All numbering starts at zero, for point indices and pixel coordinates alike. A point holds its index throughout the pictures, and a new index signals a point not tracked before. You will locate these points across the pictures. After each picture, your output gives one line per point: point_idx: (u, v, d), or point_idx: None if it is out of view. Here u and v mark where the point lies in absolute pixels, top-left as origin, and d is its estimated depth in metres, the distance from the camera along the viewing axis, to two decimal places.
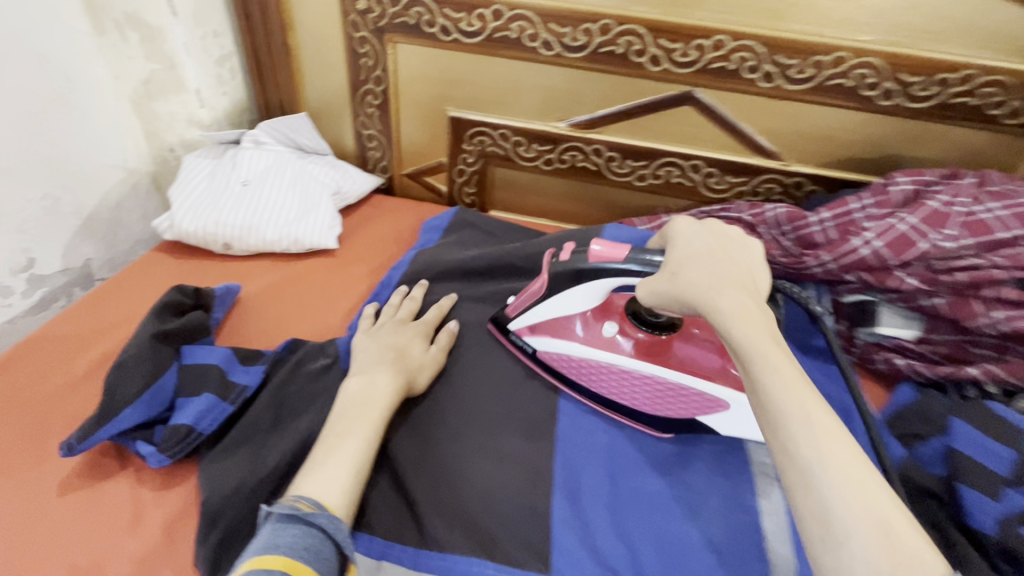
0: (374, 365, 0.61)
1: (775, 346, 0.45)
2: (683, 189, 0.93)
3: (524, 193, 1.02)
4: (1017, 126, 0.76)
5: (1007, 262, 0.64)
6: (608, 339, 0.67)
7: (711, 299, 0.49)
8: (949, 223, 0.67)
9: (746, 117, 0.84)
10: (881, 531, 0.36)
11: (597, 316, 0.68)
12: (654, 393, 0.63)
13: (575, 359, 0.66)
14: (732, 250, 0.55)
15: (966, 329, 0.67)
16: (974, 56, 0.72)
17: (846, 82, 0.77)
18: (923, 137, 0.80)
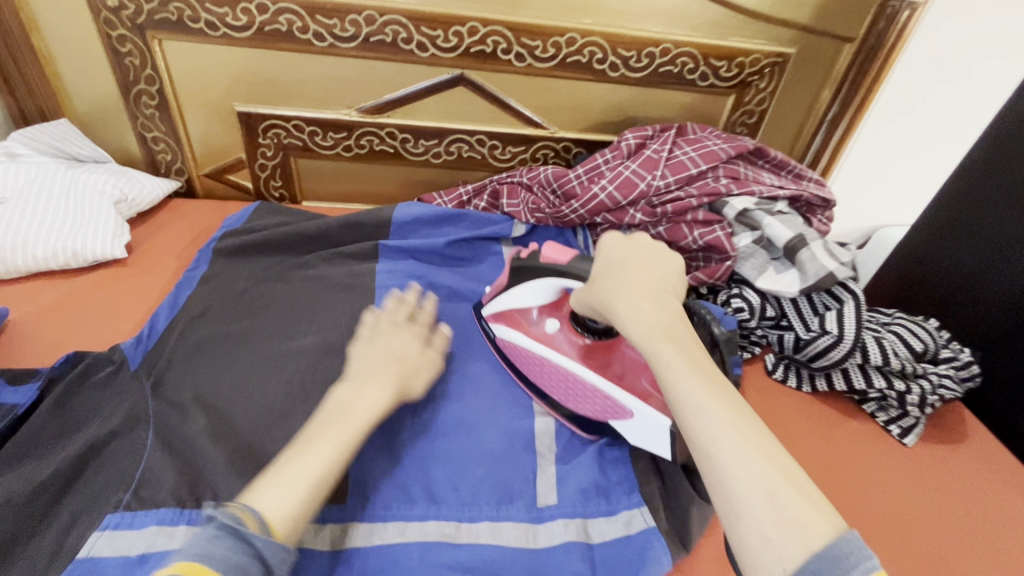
0: (368, 372, 0.62)
1: (669, 335, 0.50)
2: (475, 163, 1.05)
3: (333, 181, 1.06)
4: (709, 87, 0.97)
5: (698, 192, 0.84)
6: (546, 335, 0.70)
7: (624, 302, 0.54)
8: (659, 166, 0.85)
9: (511, 93, 0.96)
10: (770, 499, 0.39)
11: (545, 312, 0.71)
12: (565, 389, 0.68)
13: (522, 349, 0.71)
14: (653, 258, 0.60)
15: (683, 248, 0.85)
16: (668, 33, 0.91)
17: (582, 58, 0.92)
18: (649, 100, 0.99)
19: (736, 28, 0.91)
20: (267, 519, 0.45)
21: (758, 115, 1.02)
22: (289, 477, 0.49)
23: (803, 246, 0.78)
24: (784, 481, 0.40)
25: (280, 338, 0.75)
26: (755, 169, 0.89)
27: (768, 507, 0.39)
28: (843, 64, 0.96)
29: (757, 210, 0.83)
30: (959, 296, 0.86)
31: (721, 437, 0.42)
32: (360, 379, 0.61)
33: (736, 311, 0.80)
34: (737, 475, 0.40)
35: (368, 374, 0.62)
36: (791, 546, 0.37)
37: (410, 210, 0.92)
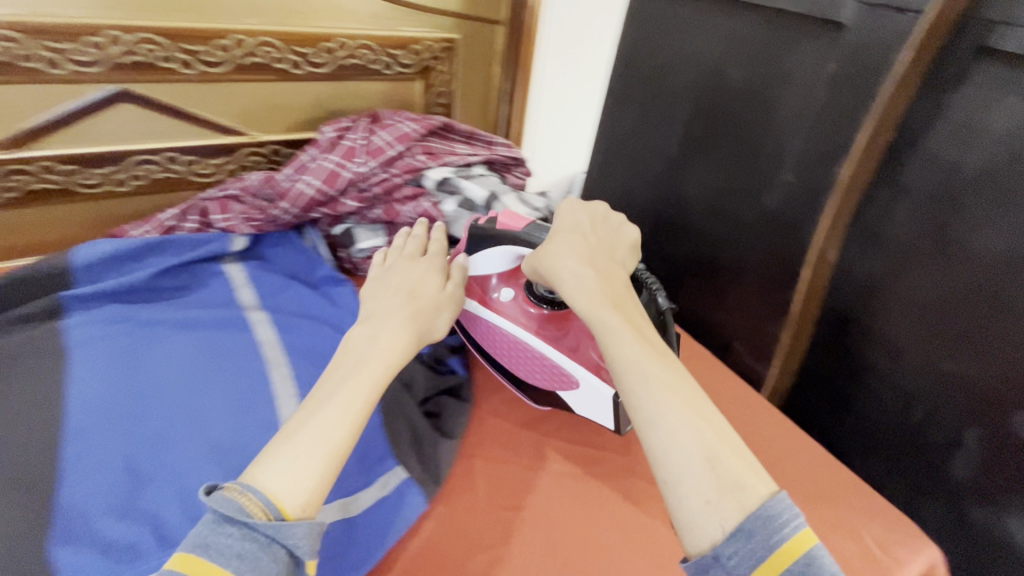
0: (379, 315, 0.76)
1: (617, 303, 0.70)
2: (178, 181, 1.25)
3: (63, 222, 1.19)
4: (393, 75, 1.36)
5: (400, 170, 1.19)
6: (505, 304, 0.91)
7: (576, 276, 0.72)
8: (359, 154, 1.17)
9: (183, 101, 1.17)
10: (709, 461, 0.54)
11: (504, 279, 0.93)
12: (511, 346, 0.89)
13: (483, 319, 0.91)
14: (575, 229, 0.80)
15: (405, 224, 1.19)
16: (342, 29, 1.24)
17: (253, 59, 1.18)
18: (341, 90, 1.32)
19: (400, 19, 1.30)
20: (268, 501, 0.55)
21: (446, 97, 1.46)
22: (285, 455, 0.58)
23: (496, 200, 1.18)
24: (715, 442, 0.56)
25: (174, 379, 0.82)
26: (441, 140, 1.30)
27: (708, 467, 0.54)
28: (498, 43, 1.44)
29: (456, 178, 1.20)
30: (619, 215, 1.28)
31: (662, 407, 0.58)
32: (362, 368, 0.68)
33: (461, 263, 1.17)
34: (678, 435, 0.56)
35: (403, 324, 0.76)
36: (729, 511, 0.52)
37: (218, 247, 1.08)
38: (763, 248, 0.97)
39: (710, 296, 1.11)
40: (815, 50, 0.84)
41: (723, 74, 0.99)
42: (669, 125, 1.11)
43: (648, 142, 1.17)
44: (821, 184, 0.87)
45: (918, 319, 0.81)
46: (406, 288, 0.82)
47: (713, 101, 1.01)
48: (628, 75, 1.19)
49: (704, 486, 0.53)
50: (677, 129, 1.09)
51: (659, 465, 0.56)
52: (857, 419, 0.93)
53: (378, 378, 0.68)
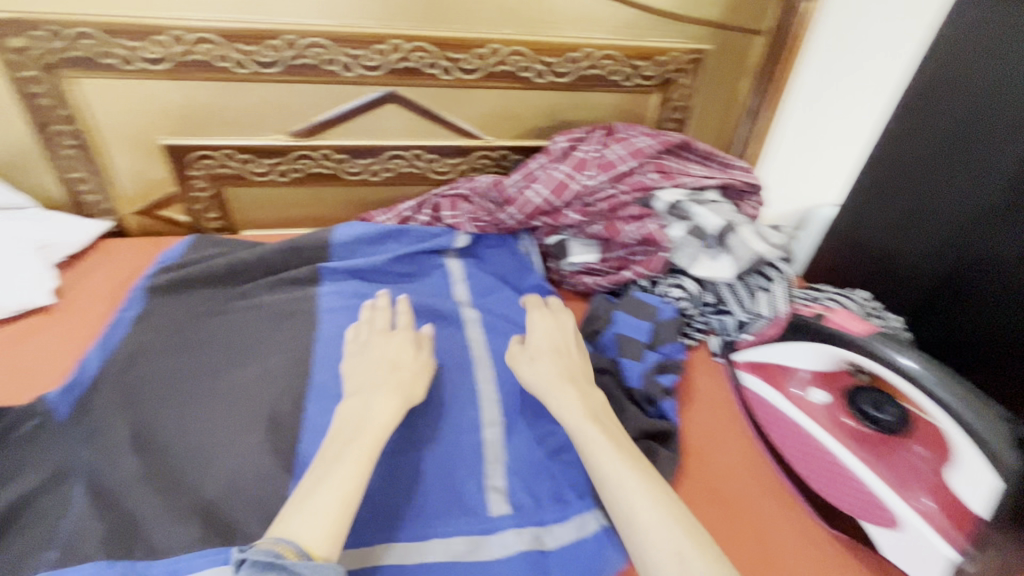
0: (372, 385, 0.65)
1: (593, 417, 0.62)
2: None
3: None
4: (633, 86, 1.00)
5: (628, 188, 0.85)
6: (806, 400, 0.71)
7: (555, 394, 0.65)
8: (586, 166, 0.86)
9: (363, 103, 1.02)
10: (679, 562, 0.49)
11: (816, 381, 0.72)
12: (821, 464, 0.66)
13: (769, 407, 0.73)
14: (561, 353, 0.71)
15: (622, 243, 0.87)
16: (585, 37, 0.93)
17: (504, 67, 0.94)
18: (573, 106, 1.01)
19: (651, 28, 0.94)
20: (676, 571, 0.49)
21: (684, 111, 1.05)
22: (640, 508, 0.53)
23: (730, 231, 0.82)
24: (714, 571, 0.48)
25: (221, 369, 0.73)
26: (685, 162, 0.90)
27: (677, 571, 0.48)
28: (756, 57, 1.00)
29: (687, 201, 0.85)
30: (896, 270, 1.00)
31: (639, 509, 0.53)
32: (553, 391, 0.66)
33: (676, 300, 0.83)
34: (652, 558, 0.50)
35: (555, 383, 0.66)
36: None
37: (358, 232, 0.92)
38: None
39: (1004, 396, 0.86)
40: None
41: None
42: (982, 171, 0.85)
43: (958, 188, 0.89)
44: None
45: None
46: (385, 377, 0.66)
47: None
48: (940, 96, 0.88)
49: None
50: (991, 180, 0.84)
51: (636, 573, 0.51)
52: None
53: (374, 441, 0.58)
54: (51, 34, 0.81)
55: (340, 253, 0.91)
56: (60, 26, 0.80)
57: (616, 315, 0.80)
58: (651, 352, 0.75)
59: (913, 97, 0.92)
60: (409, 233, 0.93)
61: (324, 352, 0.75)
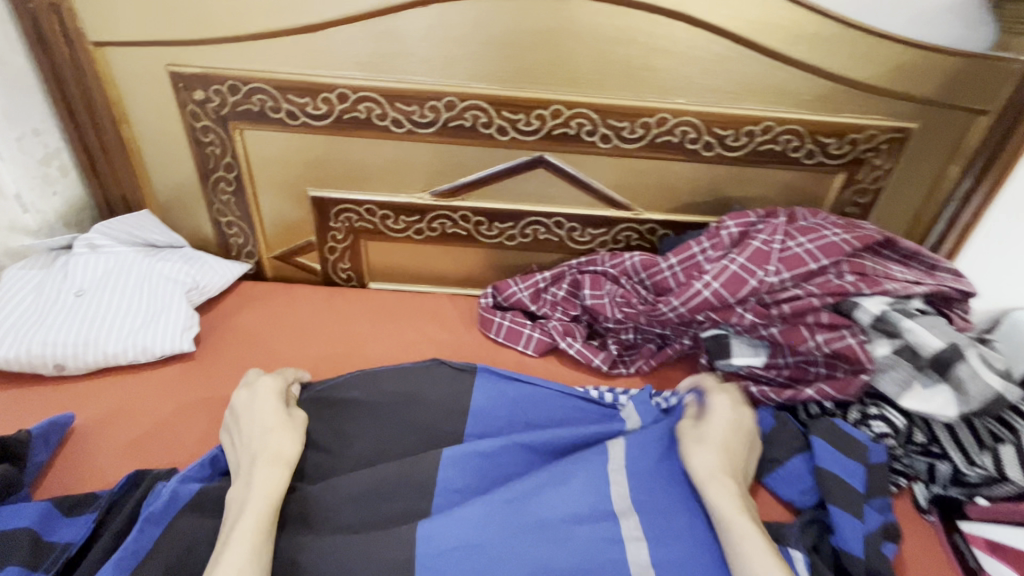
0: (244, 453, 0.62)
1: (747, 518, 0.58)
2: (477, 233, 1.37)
3: None
4: (816, 165, 0.87)
5: (819, 290, 0.72)
6: None
7: (714, 486, 0.60)
8: (770, 259, 0.74)
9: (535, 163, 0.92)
10: None
11: None
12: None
13: None
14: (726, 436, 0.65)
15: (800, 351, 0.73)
16: (769, 110, 0.83)
17: (672, 139, 0.86)
18: (743, 182, 0.90)
19: (848, 102, 0.82)
20: None
21: (873, 194, 0.90)
22: None
23: (959, 359, 0.66)
24: None
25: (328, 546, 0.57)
26: (884, 262, 0.76)
27: None
28: (973, 140, 0.85)
29: (893, 312, 0.70)
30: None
31: None
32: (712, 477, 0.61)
33: (880, 436, 0.67)
34: None
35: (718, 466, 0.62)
36: None
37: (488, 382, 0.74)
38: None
39: None
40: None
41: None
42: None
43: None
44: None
45: None
46: (269, 440, 0.62)
47: None
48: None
49: None
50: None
51: None
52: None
53: (264, 515, 0.55)
54: (229, 89, 0.84)
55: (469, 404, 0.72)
56: (240, 82, 0.83)
57: (817, 443, 0.65)
58: (871, 511, 0.61)
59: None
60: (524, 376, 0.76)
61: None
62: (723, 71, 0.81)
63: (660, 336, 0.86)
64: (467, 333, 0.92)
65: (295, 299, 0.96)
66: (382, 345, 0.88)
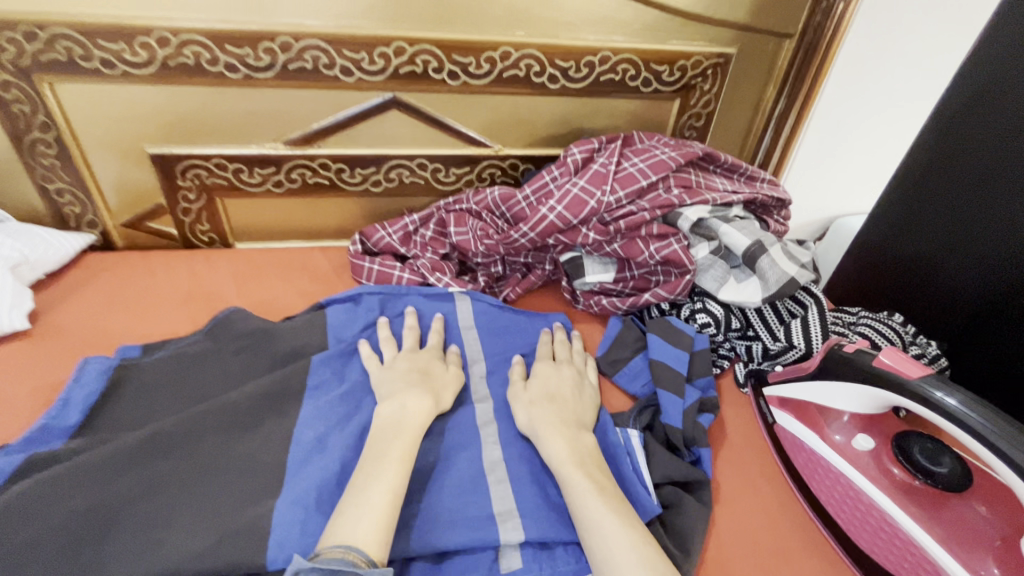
0: (404, 389, 0.65)
1: (580, 463, 0.59)
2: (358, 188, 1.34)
3: None
4: (653, 92, 0.94)
5: (650, 205, 0.79)
6: (851, 449, 0.61)
7: (546, 434, 0.61)
8: (607, 180, 0.79)
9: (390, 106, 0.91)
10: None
11: (856, 420, 0.62)
12: (884, 538, 0.55)
13: (809, 452, 0.62)
14: (558, 387, 0.68)
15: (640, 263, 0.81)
16: (605, 40, 0.87)
17: (518, 72, 0.88)
18: (591, 112, 0.95)
19: (674, 30, 0.88)
20: None
21: (706, 117, 0.99)
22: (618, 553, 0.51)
23: (762, 253, 0.76)
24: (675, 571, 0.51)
25: (190, 491, 0.56)
26: (707, 176, 0.85)
27: None
28: (784, 61, 0.95)
29: (712, 219, 0.79)
30: (946, 304, 0.83)
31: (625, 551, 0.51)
32: (546, 428, 0.62)
33: (704, 327, 0.76)
34: None
35: (549, 416, 0.63)
36: None
37: (344, 317, 0.78)
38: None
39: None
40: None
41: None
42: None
43: (1010, 209, 0.73)
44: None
45: None
46: (410, 413, 0.62)
47: None
48: (991, 110, 0.72)
49: None
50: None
51: None
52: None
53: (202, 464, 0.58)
54: (24, 35, 0.75)
55: (332, 339, 0.75)
56: (36, 27, 0.74)
57: (651, 339, 0.73)
58: (690, 389, 0.71)
59: (949, 101, 0.77)
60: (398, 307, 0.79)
61: (297, 489, 0.57)
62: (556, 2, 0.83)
63: (526, 264, 0.90)
64: (340, 282, 0.93)
65: (151, 264, 0.91)
66: (249, 302, 0.87)
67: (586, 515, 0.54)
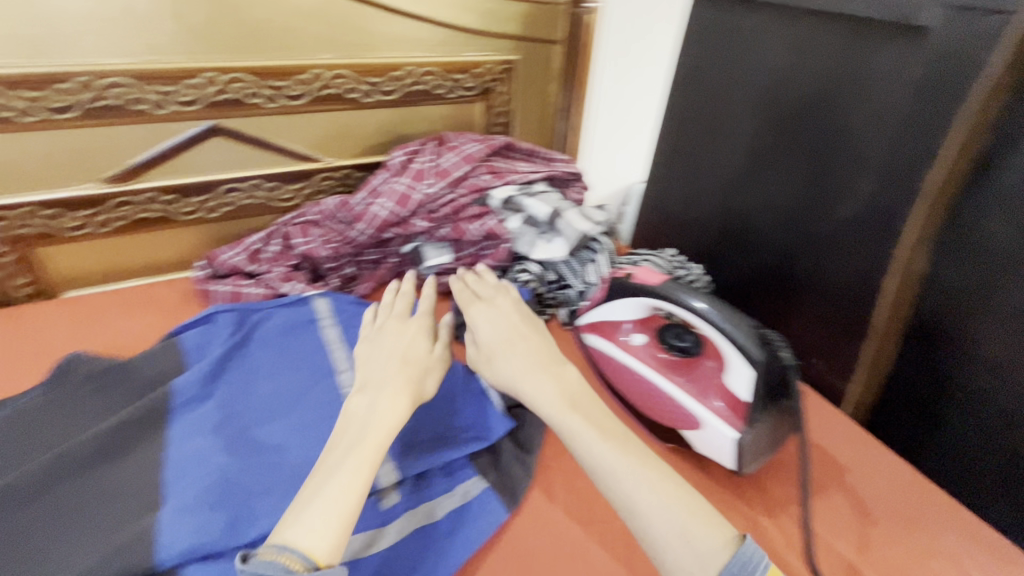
0: (380, 379, 0.62)
1: (573, 403, 0.59)
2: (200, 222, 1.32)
3: None
4: (457, 97, 1.09)
5: (465, 191, 0.93)
6: (633, 346, 0.79)
7: (523, 377, 0.64)
8: (426, 176, 0.93)
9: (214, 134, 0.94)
10: (684, 534, 0.47)
11: (634, 324, 0.81)
12: (658, 403, 0.74)
13: (607, 357, 0.81)
14: (517, 332, 0.70)
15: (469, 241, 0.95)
16: (406, 57, 1.00)
17: (332, 91, 0.97)
18: (409, 119, 1.08)
19: (463, 44, 1.04)
20: (696, 532, 0.47)
21: (506, 114, 1.17)
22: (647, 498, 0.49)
23: (558, 216, 0.94)
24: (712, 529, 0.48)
25: (58, 520, 0.57)
26: (511, 161, 1.02)
27: (686, 544, 0.47)
28: (557, 62, 1.15)
29: (517, 195, 0.95)
30: (680, 233, 0.99)
31: (653, 491, 0.50)
32: (530, 370, 0.64)
33: (526, 282, 0.92)
34: (660, 524, 0.48)
35: (518, 360, 0.65)
36: (701, 544, 0.47)
37: (202, 336, 0.81)
38: (850, 268, 0.75)
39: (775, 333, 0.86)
40: (893, 60, 0.66)
41: (789, 85, 0.78)
42: (733, 134, 0.86)
43: (728, 147, 0.87)
44: (892, 203, 0.69)
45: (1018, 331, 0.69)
46: (394, 372, 0.64)
47: (782, 113, 0.79)
48: (696, 83, 0.90)
49: (678, 552, 0.46)
50: (741, 139, 0.85)
51: (644, 529, 0.49)
52: (952, 432, 0.79)
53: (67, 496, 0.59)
54: None
55: (193, 359, 0.78)
56: None
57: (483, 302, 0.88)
58: None
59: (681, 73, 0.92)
60: (257, 318, 0.84)
61: (174, 500, 0.59)
62: (353, 28, 0.95)
63: (374, 260, 0.99)
64: (191, 310, 0.94)
65: None
66: (92, 344, 0.85)
67: (610, 464, 0.52)
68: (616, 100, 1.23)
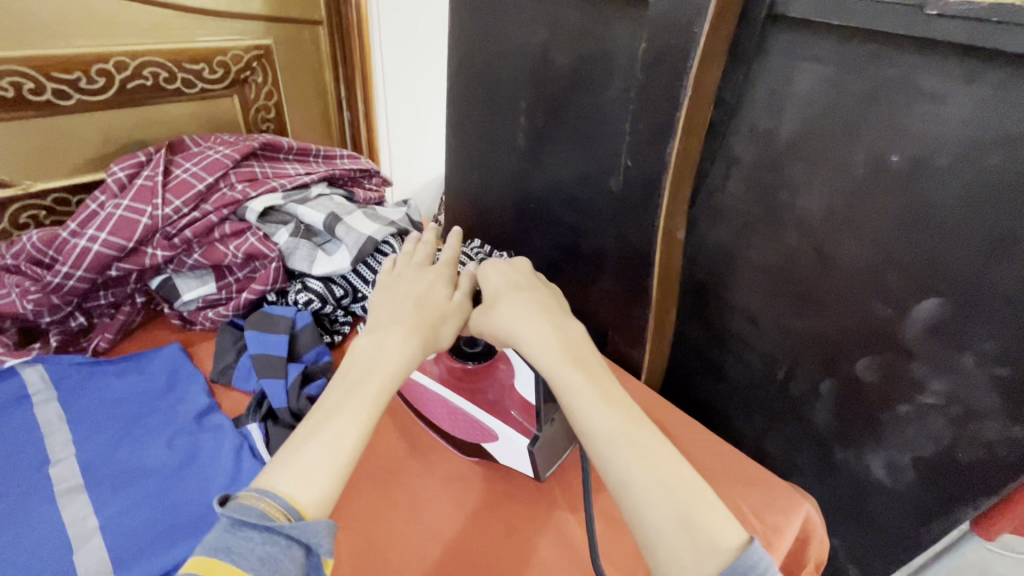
0: (390, 321, 0.52)
1: (575, 359, 0.49)
2: None
3: None
4: (202, 92, 0.91)
5: (214, 207, 0.79)
6: None
7: (512, 330, 0.53)
8: (156, 193, 0.76)
9: None
10: (685, 524, 0.40)
11: None
12: (453, 419, 0.58)
13: None
14: (510, 277, 0.59)
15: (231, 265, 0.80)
16: (111, 43, 0.80)
17: (3, 94, 0.72)
18: (136, 123, 0.85)
19: (193, 29, 0.88)
20: (682, 511, 0.40)
21: (275, 109, 1.03)
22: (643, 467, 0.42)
23: (337, 222, 0.81)
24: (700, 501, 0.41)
25: None
26: (275, 166, 0.90)
27: (684, 529, 0.39)
28: (326, 47, 1.06)
29: (286, 204, 0.83)
30: (486, 218, 0.94)
31: (646, 467, 0.42)
32: (535, 317, 0.53)
33: (308, 304, 0.78)
34: (647, 504, 0.41)
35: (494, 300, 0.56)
36: (684, 535, 0.40)
37: None
38: (613, 234, 0.71)
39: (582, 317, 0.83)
40: (628, 38, 0.61)
41: (549, 63, 0.71)
42: (511, 116, 0.80)
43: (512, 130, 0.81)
44: (647, 179, 0.63)
45: (777, 307, 0.61)
46: (405, 312, 0.53)
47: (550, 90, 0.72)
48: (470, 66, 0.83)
49: (674, 541, 0.39)
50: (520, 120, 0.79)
51: (623, 502, 0.42)
52: (730, 386, 0.71)
53: None
54: None
55: None
56: None
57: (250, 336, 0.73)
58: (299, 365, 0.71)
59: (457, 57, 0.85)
60: None
61: None
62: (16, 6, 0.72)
63: (110, 305, 0.79)
64: None
65: None
66: None
67: (618, 435, 0.44)
68: (404, 87, 1.18)
